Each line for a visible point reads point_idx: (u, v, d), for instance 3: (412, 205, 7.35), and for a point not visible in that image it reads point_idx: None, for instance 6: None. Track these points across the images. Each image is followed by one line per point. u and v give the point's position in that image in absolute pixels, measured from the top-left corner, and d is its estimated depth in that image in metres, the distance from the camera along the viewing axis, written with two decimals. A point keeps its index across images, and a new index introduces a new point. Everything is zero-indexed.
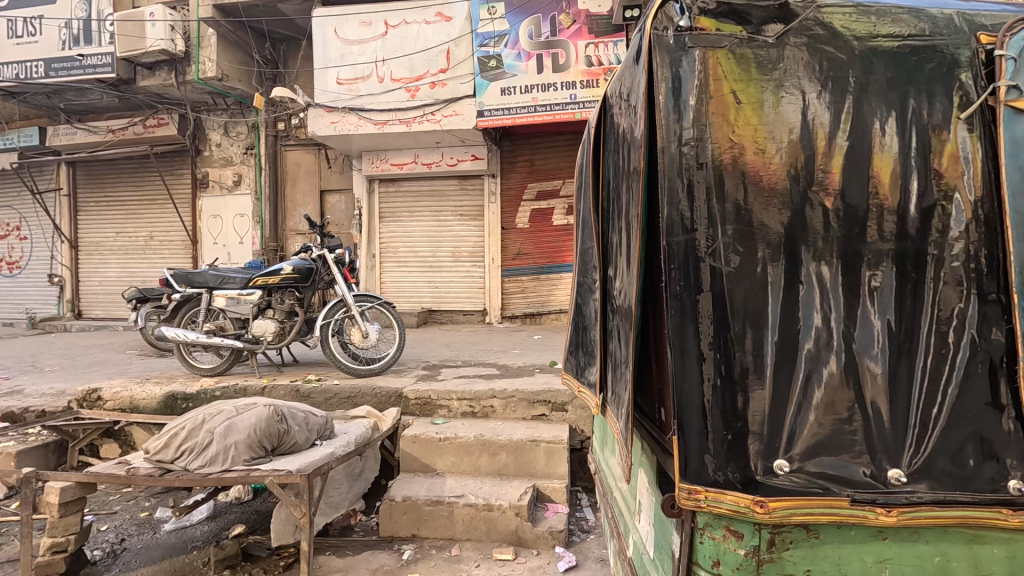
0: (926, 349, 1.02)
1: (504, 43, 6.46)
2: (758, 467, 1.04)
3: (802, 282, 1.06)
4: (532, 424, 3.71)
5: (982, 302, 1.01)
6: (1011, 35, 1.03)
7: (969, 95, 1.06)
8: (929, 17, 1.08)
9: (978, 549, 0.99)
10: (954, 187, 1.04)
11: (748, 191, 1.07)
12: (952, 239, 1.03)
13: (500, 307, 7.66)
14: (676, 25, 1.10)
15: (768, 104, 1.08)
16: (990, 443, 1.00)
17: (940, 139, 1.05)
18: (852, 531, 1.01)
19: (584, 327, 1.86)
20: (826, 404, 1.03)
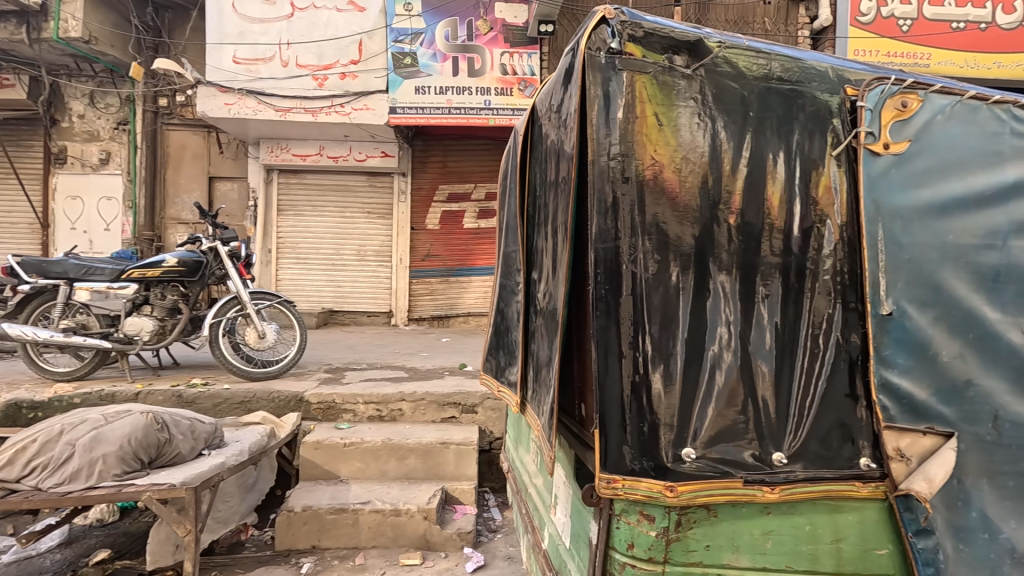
0: (804, 349, 1.20)
1: (420, 41, 6.39)
2: (668, 455, 1.15)
3: (708, 290, 1.19)
4: (442, 427, 3.69)
5: (846, 309, 1.22)
6: (869, 90, 1.25)
7: (838, 137, 1.26)
8: (809, 66, 1.28)
9: (838, 517, 1.17)
10: (826, 213, 1.23)
11: (665, 206, 1.18)
12: (824, 256, 1.22)
13: (407, 308, 7.54)
14: (607, 47, 1.18)
15: (684, 129, 1.20)
16: (848, 427, 1.19)
17: (818, 171, 1.24)
18: (744, 508, 1.15)
19: (505, 328, 1.90)
20: (725, 397, 1.17)
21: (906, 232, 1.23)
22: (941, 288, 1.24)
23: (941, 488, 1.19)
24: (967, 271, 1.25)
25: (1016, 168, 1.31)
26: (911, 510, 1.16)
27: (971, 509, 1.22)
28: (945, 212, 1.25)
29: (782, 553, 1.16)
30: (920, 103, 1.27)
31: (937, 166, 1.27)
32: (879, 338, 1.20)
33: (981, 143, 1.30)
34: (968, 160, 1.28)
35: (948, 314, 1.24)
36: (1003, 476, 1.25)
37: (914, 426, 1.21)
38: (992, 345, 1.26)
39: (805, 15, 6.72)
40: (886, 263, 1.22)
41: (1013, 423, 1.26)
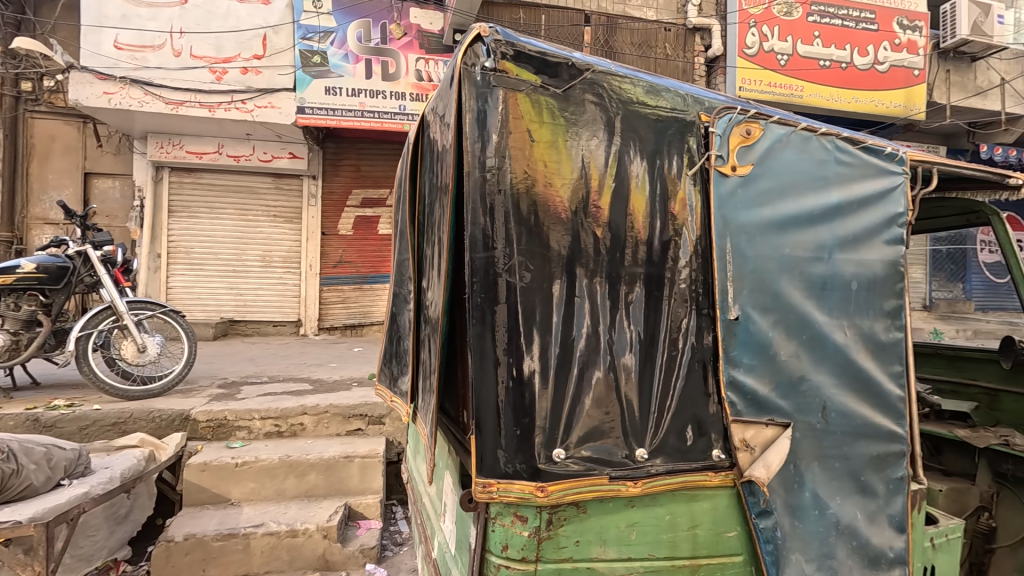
0: (663, 351, 1.30)
1: (330, 40, 6.17)
2: (539, 455, 1.20)
3: (579, 297, 1.26)
4: (347, 440, 3.56)
5: (699, 314, 1.34)
6: (719, 118, 1.40)
7: (694, 158, 1.39)
8: (670, 93, 1.40)
9: (693, 505, 1.29)
10: (682, 226, 1.35)
11: (538, 217, 1.24)
12: (681, 267, 1.34)
13: (317, 317, 7.19)
14: (483, 64, 1.22)
15: (556, 145, 1.27)
16: (702, 421, 1.32)
17: (675, 188, 1.36)
18: (610, 503, 1.22)
19: (398, 337, 1.88)
20: (593, 400, 1.24)
21: (751, 246, 1.38)
22: (780, 295, 1.40)
23: (779, 472, 1.35)
24: (800, 279, 1.43)
25: (838, 191, 1.52)
26: (754, 494, 1.30)
27: (806, 489, 1.39)
28: (782, 228, 1.42)
29: (645, 542, 1.25)
30: (761, 131, 1.43)
31: (776, 187, 1.44)
32: (728, 340, 1.34)
33: (812, 168, 1.50)
34: (802, 183, 1.47)
35: (785, 317, 1.41)
36: (832, 459, 1.44)
37: (758, 418, 1.35)
38: (821, 344, 1.45)
39: (700, 43, 7.32)
40: (734, 273, 1.36)
41: (838, 412, 1.46)
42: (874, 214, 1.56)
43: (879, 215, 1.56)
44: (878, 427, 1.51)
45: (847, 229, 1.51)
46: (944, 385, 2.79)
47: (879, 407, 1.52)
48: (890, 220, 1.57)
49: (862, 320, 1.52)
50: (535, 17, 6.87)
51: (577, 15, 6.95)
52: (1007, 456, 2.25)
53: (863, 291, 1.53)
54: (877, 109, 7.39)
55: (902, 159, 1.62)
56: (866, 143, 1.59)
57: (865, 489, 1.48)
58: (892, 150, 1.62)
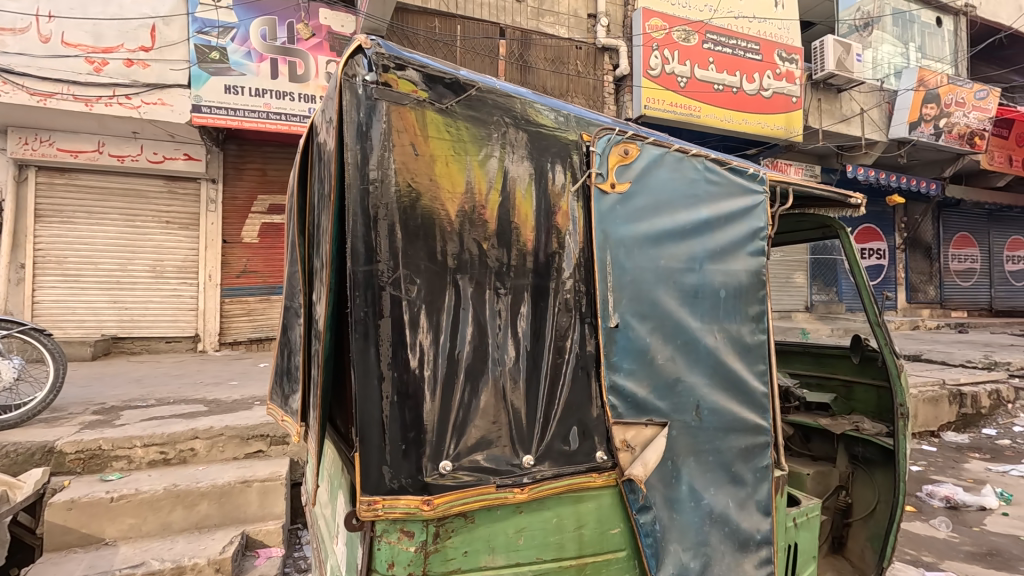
0: (548, 359, 1.35)
1: (231, 36, 5.78)
2: (425, 469, 1.20)
3: (465, 308, 1.28)
4: (246, 464, 3.33)
5: (583, 322, 1.41)
6: (599, 138, 1.49)
7: (577, 175, 1.46)
8: (553, 112, 1.47)
9: (579, 506, 1.34)
10: (565, 238, 1.42)
11: (423, 229, 1.25)
12: (565, 278, 1.40)
13: (218, 332, 6.67)
14: (364, 78, 1.22)
15: (441, 158, 1.29)
16: (586, 425, 1.38)
17: (558, 202, 1.43)
18: (498, 511, 1.25)
19: (289, 353, 1.79)
20: (480, 409, 1.27)
21: (629, 259, 1.48)
22: (656, 304, 1.51)
23: (658, 469, 1.45)
24: (674, 288, 1.56)
25: (706, 209, 1.67)
26: (634, 491, 1.38)
27: (682, 483, 1.50)
28: (658, 242, 1.54)
29: (533, 546, 1.28)
30: (638, 152, 1.54)
31: (651, 204, 1.55)
32: (608, 347, 1.42)
33: (683, 187, 1.63)
34: (674, 201, 1.60)
35: (662, 324, 1.52)
36: (705, 454, 1.57)
37: (637, 419, 1.44)
38: (694, 348, 1.58)
39: (609, 62, 7.73)
40: (614, 283, 1.45)
41: (710, 410, 1.59)
42: (739, 228, 1.72)
43: (743, 229, 1.73)
44: (745, 421, 1.66)
45: (715, 242, 1.66)
46: (811, 379, 3.12)
47: (746, 403, 1.67)
48: (752, 234, 1.75)
49: (730, 324, 1.67)
50: (451, 27, 6.89)
51: (492, 28, 7.08)
52: (860, 441, 2.60)
53: (731, 299, 1.68)
54: (763, 131, 8.20)
55: (762, 179, 1.81)
56: (731, 164, 1.76)
57: (736, 479, 1.62)
58: (754, 171, 1.80)
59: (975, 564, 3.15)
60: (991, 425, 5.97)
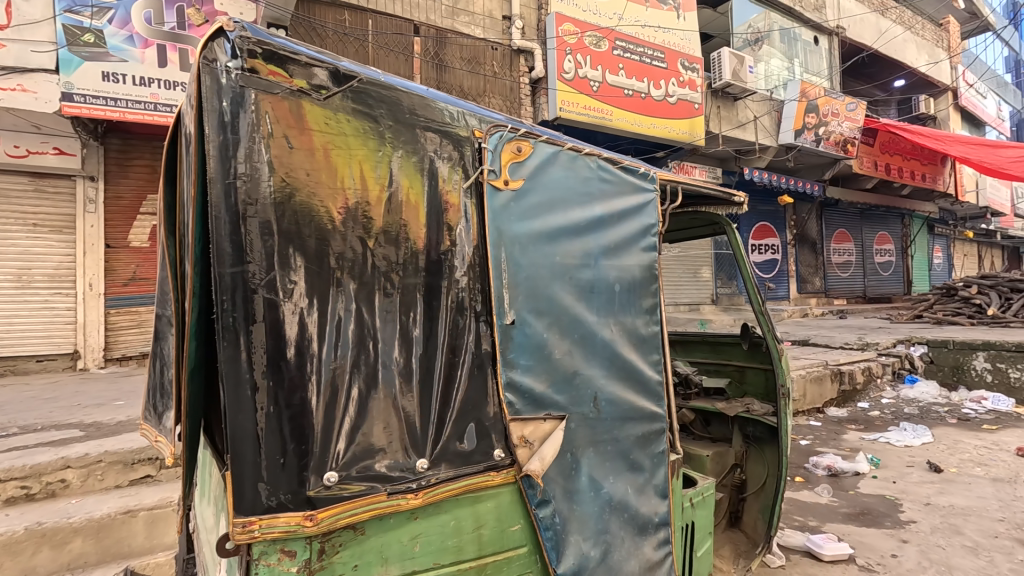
0: (442, 359, 1.33)
1: (108, 18, 5.17)
2: (308, 482, 1.12)
3: (350, 311, 1.22)
4: (131, 492, 3.00)
5: (478, 320, 1.40)
6: (490, 136, 1.48)
7: (469, 172, 1.45)
8: (443, 108, 1.44)
9: (478, 507, 1.33)
10: (457, 236, 1.39)
11: (301, 228, 1.17)
12: (458, 276, 1.38)
13: (102, 346, 5.97)
14: (226, 64, 1.12)
15: (319, 150, 1.21)
16: (484, 424, 1.37)
17: (450, 199, 1.40)
18: (391, 519, 1.21)
19: (161, 367, 1.63)
20: (370, 415, 1.22)
21: (524, 255, 1.49)
22: (553, 300, 1.53)
23: (556, 462, 1.48)
24: (571, 285, 1.59)
25: (600, 206, 1.72)
26: (533, 486, 1.40)
27: (582, 474, 1.54)
28: (552, 238, 1.56)
29: (429, 552, 1.25)
30: (531, 150, 1.56)
31: (545, 201, 1.57)
32: (504, 344, 1.42)
33: (577, 185, 1.67)
34: (568, 198, 1.63)
35: (559, 319, 1.54)
36: (604, 443, 1.62)
37: (536, 414, 1.46)
38: (590, 342, 1.61)
39: (524, 64, 7.83)
40: (509, 280, 1.45)
41: (608, 400, 1.64)
42: (631, 225, 1.79)
43: (636, 226, 1.80)
44: (641, 409, 1.73)
45: (609, 239, 1.72)
46: (709, 366, 3.34)
47: (642, 392, 1.74)
48: (645, 231, 1.82)
49: (625, 317, 1.73)
50: (361, 21, 6.64)
51: (405, 24, 6.92)
52: (751, 421, 2.82)
53: (626, 292, 1.75)
54: (670, 134, 8.69)
55: (652, 178, 1.90)
56: (624, 163, 1.83)
57: (634, 466, 1.69)
58: (645, 170, 1.88)
59: (850, 523, 3.53)
60: (865, 400, 6.75)
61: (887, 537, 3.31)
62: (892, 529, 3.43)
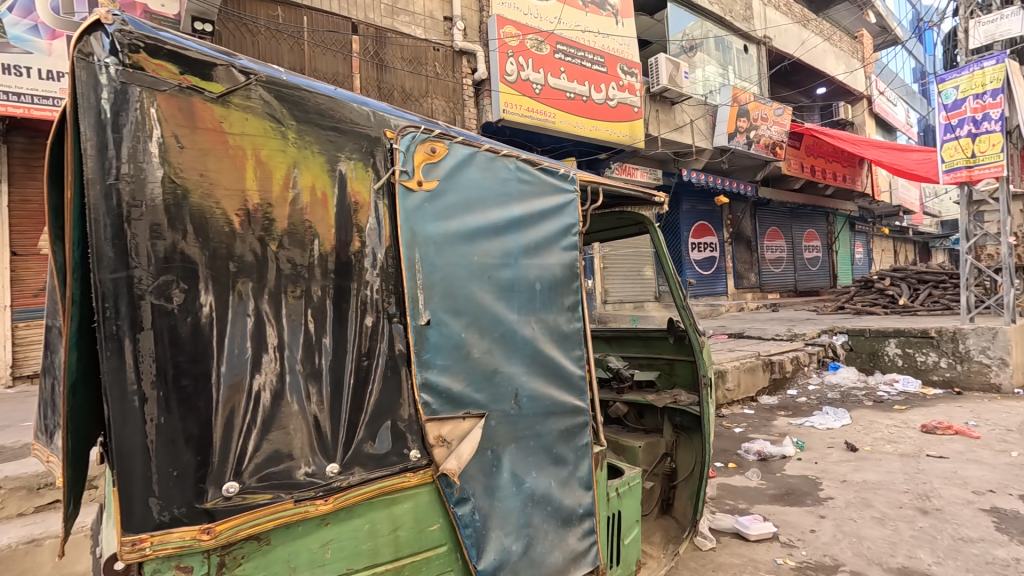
0: (352, 362, 1.32)
1: (8, 5, 4.66)
2: (205, 494, 1.09)
3: (250, 315, 1.19)
4: (38, 519, 2.78)
5: (391, 321, 1.40)
6: (402, 136, 1.48)
7: (380, 173, 1.44)
8: (352, 108, 1.42)
9: (393, 509, 1.34)
10: (367, 238, 1.39)
11: (194, 232, 1.13)
12: (368, 278, 1.37)
13: (10, 364, 5.45)
14: (103, 59, 1.07)
15: (214, 150, 1.17)
16: (398, 426, 1.38)
17: (359, 202, 1.39)
18: (299, 527, 1.19)
19: (52, 381, 1.52)
20: (274, 421, 1.20)
21: (438, 256, 1.49)
22: (470, 299, 1.54)
23: (475, 459, 1.49)
24: (489, 283, 1.60)
25: (519, 206, 1.74)
26: (450, 485, 1.42)
27: (503, 470, 1.55)
28: (469, 238, 1.57)
29: (342, 558, 1.24)
30: (445, 150, 1.57)
31: (461, 201, 1.58)
32: (418, 345, 1.42)
33: (494, 185, 1.68)
34: (485, 198, 1.64)
35: (477, 319, 1.55)
36: (526, 439, 1.64)
37: (453, 413, 1.47)
38: (510, 340, 1.63)
39: (467, 66, 7.83)
40: (423, 281, 1.45)
41: (529, 396, 1.66)
42: (551, 224, 1.83)
43: (556, 226, 1.84)
44: (564, 404, 1.76)
45: (528, 237, 1.74)
46: (640, 360, 3.46)
47: (564, 387, 1.78)
48: (564, 230, 1.87)
49: (546, 314, 1.77)
50: (296, 17, 6.43)
51: (342, 22, 6.75)
52: (679, 411, 2.96)
53: (546, 291, 1.78)
54: (611, 136, 8.93)
55: (573, 179, 1.95)
56: (543, 164, 1.86)
57: (557, 459, 1.72)
58: (564, 171, 1.93)
59: (775, 504, 3.75)
60: (793, 387, 7.18)
61: (808, 514, 3.55)
62: (812, 506, 3.68)
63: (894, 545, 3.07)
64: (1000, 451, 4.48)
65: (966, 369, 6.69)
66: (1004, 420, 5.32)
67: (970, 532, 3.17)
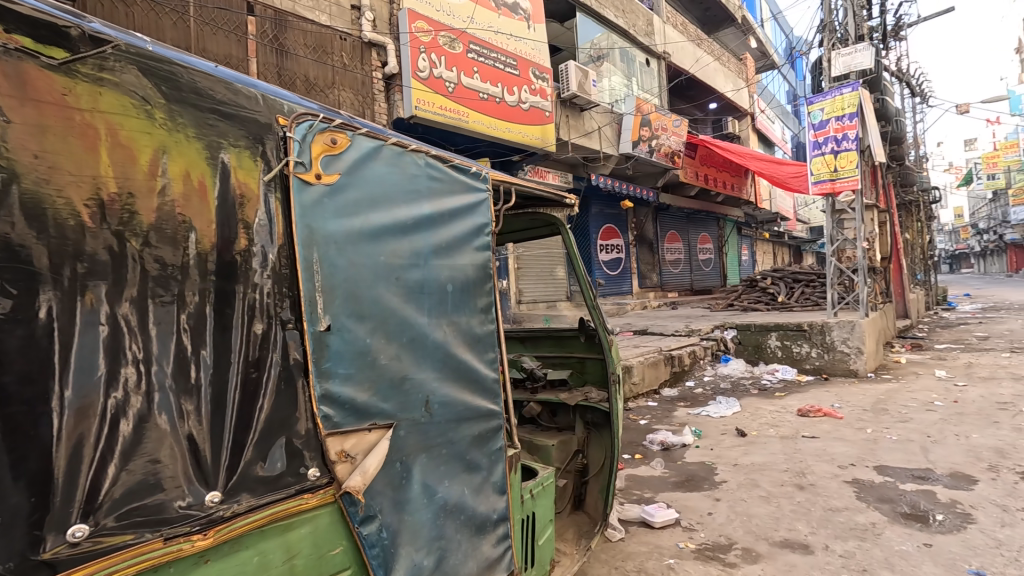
0: (236, 374, 1.19)
1: None
2: (42, 543, 0.90)
3: (106, 325, 1.01)
4: None
5: (284, 328, 1.28)
6: (297, 124, 1.35)
7: (271, 163, 1.31)
8: (237, 90, 1.28)
9: (289, 535, 1.21)
10: (255, 236, 1.25)
11: (28, 225, 0.93)
12: (257, 280, 1.24)
13: None
14: None
15: (56, 125, 0.98)
16: (293, 443, 1.26)
17: (245, 195, 1.24)
18: (172, 568, 1.03)
19: None
20: (138, 448, 1.03)
21: (341, 255, 1.37)
22: (376, 302, 1.44)
23: (383, 473, 1.40)
24: (398, 286, 1.51)
25: (428, 204, 1.66)
26: (354, 503, 1.32)
27: (413, 482, 1.47)
28: (375, 237, 1.46)
29: None
30: (347, 142, 1.46)
31: (366, 198, 1.47)
32: (316, 354, 1.30)
33: (402, 182, 1.59)
34: (392, 195, 1.55)
35: (384, 323, 1.45)
36: (438, 447, 1.56)
37: (358, 425, 1.36)
38: (421, 344, 1.55)
39: (377, 59, 7.53)
40: (323, 284, 1.33)
41: (441, 402, 1.59)
42: (463, 224, 1.77)
43: (468, 225, 1.78)
44: (477, 408, 1.71)
45: (439, 238, 1.67)
46: (553, 359, 3.51)
47: (478, 391, 1.73)
48: (477, 230, 1.82)
49: (458, 317, 1.70)
50: None
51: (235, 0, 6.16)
52: (590, 408, 3.06)
53: (459, 292, 1.72)
54: (524, 139, 9.05)
55: (485, 177, 1.91)
56: (454, 161, 1.80)
57: (471, 466, 1.67)
58: (477, 170, 1.88)
59: (677, 490, 3.99)
60: (691, 378, 7.73)
61: (705, 498, 3.81)
62: (708, 490, 3.96)
63: (777, 520, 3.38)
64: (858, 428, 5.13)
65: (831, 358, 7.61)
66: (860, 401, 6.11)
67: (837, 502, 3.58)
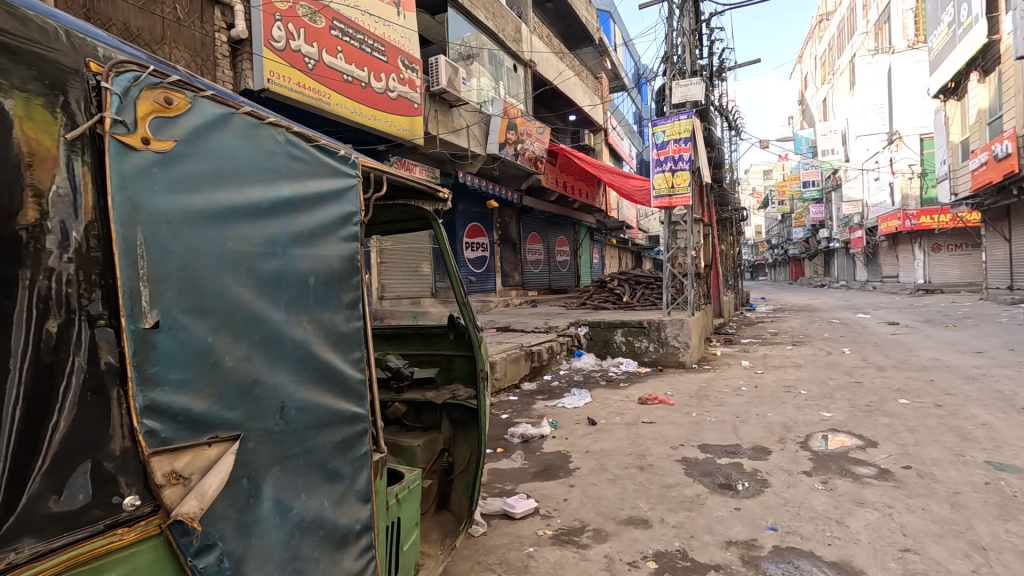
0: (17, 383, 0.93)
1: None
2: None
3: None
4: None
5: (93, 325, 1.04)
6: (116, 73, 1.11)
7: (75, 118, 1.05)
8: (26, 19, 1.00)
9: None
10: (51, 209, 1.00)
11: None
12: (52, 266, 0.99)
13: None
14: None
15: None
16: (103, 466, 1.03)
17: (35, 156, 0.99)
18: None
19: None
20: None
21: (175, 238, 1.15)
22: (221, 295, 1.23)
23: (225, 493, 1.20)
24: (248, 277, 1.31)
25: (288, 186, 1.48)
26: (186, 532, 1.12)
27: (263, 500, 1.29)
28: (221, 219, 1.25)
29: None
30: (186, 104, 1.23)
31: (211, 172, 1.25)
32: (137, 357, 1.07)
33: (256, 158, 1.39)
34: (243, 171, 1.34)
35: (229, 319, 1.24)
36: (294, 458, 1.39)
37: (194, 440, 1.15)
38: (276, 344, 1.37)
39: (221, 19, 6.64)
40: (150, 271, 1.10)
41: (299, 408, 1.42)
42: (328, 211, 1.60)
43: (335, 213, 1.63)
44: (340, 412, 1.57)
45: (301, 225, 1.49)
46: (420, 358, 3.42)
47: (342, 393, 1.58)
48: (345, 219, 1.66)
49: (321, 313, 1.54)
50: None
51: None
52: (456, 406, 3.05)
53: (322, 286, 1.55)
54: (390, 129, 8.70)
55: (354, 162, 1.76)
56: (320, 142, 1.63)
57: (332, 475, 1.53)
58: (345, 154, 1.73)
59: (536, 480, 4.17)
60: (548, 372, 8.17)
61: (561, 485, 4.04)
62: (563, 478, 4.21)
63: (622, 500, 3.71)
64: (686, 413, 5.90)
65: (665, 351, 8.63)
66: (687, 389, 7.03)
67: (671, 479, 4.05)
